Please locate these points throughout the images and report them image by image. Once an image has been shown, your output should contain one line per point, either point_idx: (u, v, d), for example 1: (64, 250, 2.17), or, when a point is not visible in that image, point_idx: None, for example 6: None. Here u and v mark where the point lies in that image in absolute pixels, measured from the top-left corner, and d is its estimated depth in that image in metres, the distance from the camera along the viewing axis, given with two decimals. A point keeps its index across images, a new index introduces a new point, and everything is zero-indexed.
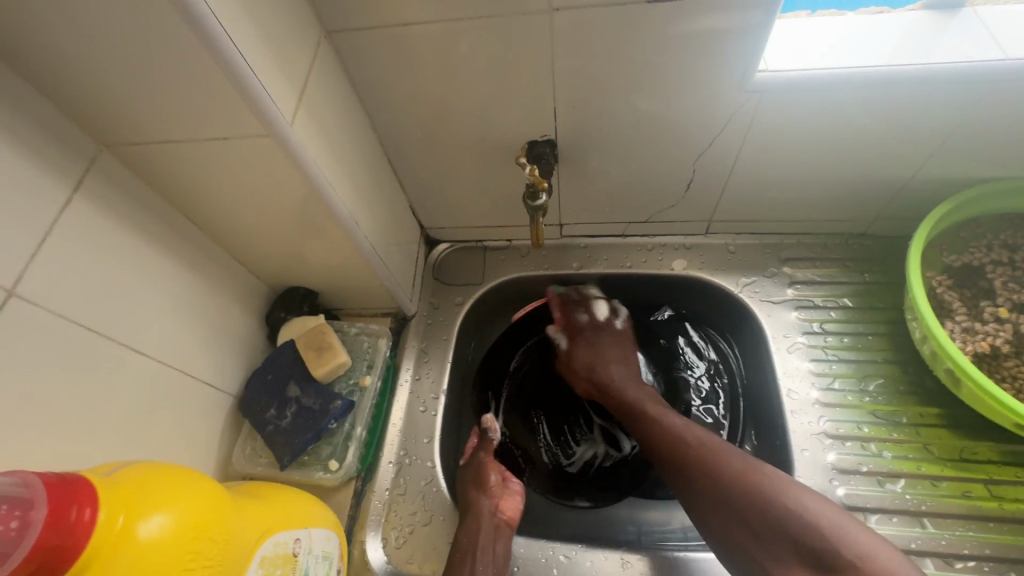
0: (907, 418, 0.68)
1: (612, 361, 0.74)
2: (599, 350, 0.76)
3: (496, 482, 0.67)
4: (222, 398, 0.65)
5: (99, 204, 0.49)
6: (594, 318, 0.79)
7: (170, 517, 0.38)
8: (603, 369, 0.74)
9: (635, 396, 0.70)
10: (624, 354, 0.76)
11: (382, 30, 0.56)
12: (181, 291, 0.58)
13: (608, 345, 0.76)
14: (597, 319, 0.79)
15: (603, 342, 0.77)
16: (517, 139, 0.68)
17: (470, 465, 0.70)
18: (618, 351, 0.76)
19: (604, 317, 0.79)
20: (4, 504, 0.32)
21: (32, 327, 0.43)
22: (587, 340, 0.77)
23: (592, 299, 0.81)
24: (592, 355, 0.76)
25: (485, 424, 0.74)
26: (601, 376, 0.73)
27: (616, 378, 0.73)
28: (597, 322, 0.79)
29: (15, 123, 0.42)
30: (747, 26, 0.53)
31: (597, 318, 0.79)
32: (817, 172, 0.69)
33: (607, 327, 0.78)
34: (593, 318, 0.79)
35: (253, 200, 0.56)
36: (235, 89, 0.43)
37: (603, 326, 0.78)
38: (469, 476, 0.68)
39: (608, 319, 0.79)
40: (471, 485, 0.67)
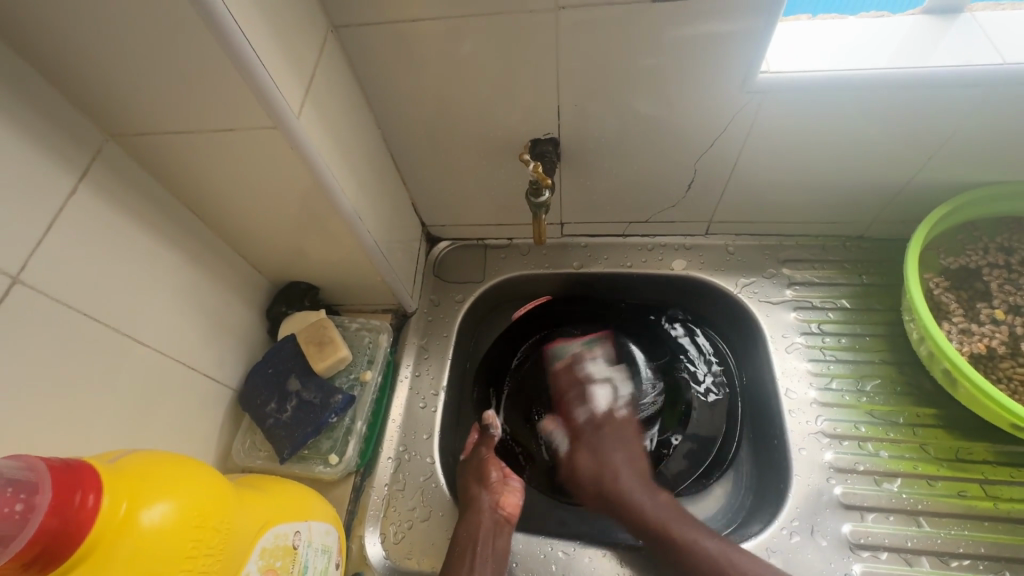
0: (904, 418, 0.69)
1: (620, 463, 0.69)
2: (607, 452, 0.70)
3: (496, 478, 0.67)
4: (223, 391, 0.65)
5: (105, 194, 0.49)
6: (594, 410, 0.74)
7: (173, 505, 0.38)
8: (614, 475, 0.68)
9: (648, 508, 0.64)
10: (632, 453, 0.70)
11: (389, 25, 0.56)
12: (184, 283, 0.59)
13: (615, 443, 0.71)
14: (593, 413, 0.74)
15: (609, 439, 0.71)
16: (520, 137, 0.69)
17: (470, 461, 0.70)
18: (623, 452, 0.70)
19: (604, 406, 0.75)
20: (9, 487, 0.33)
21: (35, 314, 0.43)
22: (590, 438, 0.72)
23: (589, 386, 0.76)
24: (598, 456, 0.70)
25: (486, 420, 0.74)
26: (607, 481, 0.67)
27: (625, 486, 0.67)
28: (593, 417, 0.74)
29: (22, 111, 0.42)
30: (750, 28, 0.54)
31: (592, 412, 0.74)
32: (816, 174, 0.70)
33: (609, 422, 0.73)
34: (591, 410, 0.74)
35: (258, 194, 0.56)
36: (244, 80, 0.43)
37: (603, 420, 0.73)
38: (470, 472, 0.68)
39: (604, 411, 0.74)
40: (472, 481, 0.67)
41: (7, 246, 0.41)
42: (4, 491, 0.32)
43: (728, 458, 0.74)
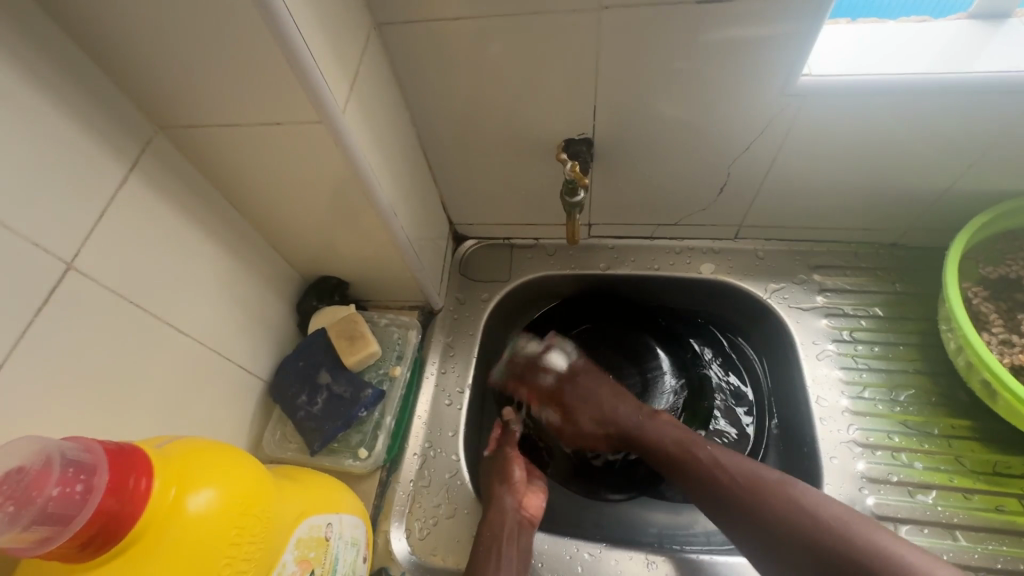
0: (938, 429, 0.67)
1: (606, 396, 0.73)
2: (588, 397, 0.73)
3: (519, 478, 0.67)
4: (255, 383, 0.65)
5: (152, 184, 0.50)
6: (557, 375, 0.77)
7: (217, 492, 0.38)
8: (610, 410, 0.72)
9: (655, 431, 0.68)
10: (614, 386, 0.74)
11: (431, 23, 0.57)
12: (221, 274, 0.59)
13: (592, 385, 0.74)
14: (563, 370, 0.77)
15: (582, 386, 0.75)
16: (554, 137, 0.69)
17: (495, 457, 0.71)
18: (607, 387, 0.74)
19: (563, 363, 0.78)
20: (70, 467, 0.33)
21: (85, 300, 0.44)
22: (570, 395, 0.75)
23: (541, 356, 0.79)
24: (585, 404, 0.73)
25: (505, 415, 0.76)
26: (603, 417, 0.72)
27: (623, 419, 0.71)
28: (563, 374, 0.77)
29: (79, 101, 0.43)
30: (795, 30, 0.53)
31: (559, 372, 0.77)
32: (852, 180, 0.69)
33: (577, 372, 0.76)
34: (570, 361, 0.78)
35: (297, 188, 0.57)
36: (295, 74, 0.43)
37: (574, 371, 0.76)
38: (492, 470, 0.69)
39: (572, 364, 0.77)
40: (495, 479, 0.67)
41: (61, 233, 0.42)
42: (66, 470, 0.33)
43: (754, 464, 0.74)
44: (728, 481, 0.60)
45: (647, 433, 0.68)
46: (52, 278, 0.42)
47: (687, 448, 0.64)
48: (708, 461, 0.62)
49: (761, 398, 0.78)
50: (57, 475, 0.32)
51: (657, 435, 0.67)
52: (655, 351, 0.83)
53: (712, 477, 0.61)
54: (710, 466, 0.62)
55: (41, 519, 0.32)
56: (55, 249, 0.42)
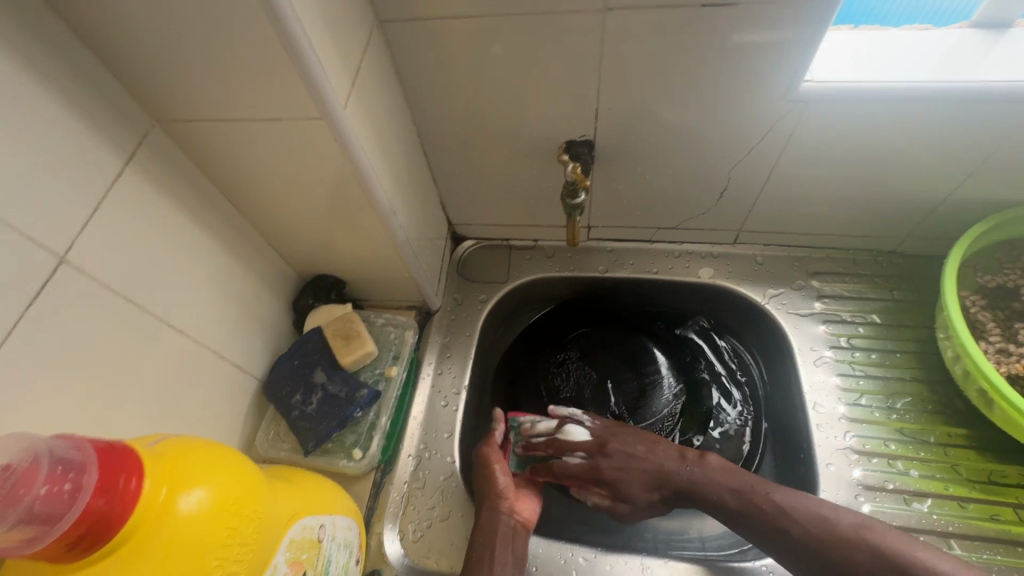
0: (934, 437, 0.67)
1: (646, 455, 0.66)
2: (630, 467, 0.65)
3: (508, 484, 0.65)
4: (249, 381, 0.65)
5: (148, 178, 0.49)
6: (583, 452, 0.68)
7: (209, 492, 0.37)
8: (655, 468, 0.65)
9: (712, 483, 0.62)
10: (644, 439, 0.68)
11: (434, 21, 0.56)
12: (217, 270, 0.59)
13: (626, 450, 0.67)
14: (589, 443, 0.68)
15: (616, 454, 0.66)
16: (555, 138, 0.68)
17: (477, 462, 0.69)
18: (645, 445, 0.67)
19: (583, 434, 0.69)
20: (59, 465, 0.32)
21: (78, 295, 0.44)
22: (610, 469, 0.66)
23: (555, 433, 0.70)
24: (628, 474, 0.65)
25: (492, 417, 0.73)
26: (652, 480, 0.65)
27: (672, 475, 0.65)
28: (592, 449, 0.68)
29: (76, 92, 0.43)
30: (800, 35, 0.53)
31: (586, 446, 0.68)
32: (852, 187, 0.69)
33: (604, 438, 0.68)
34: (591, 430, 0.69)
35: (295, 185, 0.56)
36: (296, 69, 0.43)
37: (599, 437, 0.68)
38: (479, 479, 0.67)
39: (594, 432, 0.69)
40: (482, 486, 0.66)
41: (54, 226, 0.41)
42: (54, 468, 0.32)
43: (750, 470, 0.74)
44: (812, 541, 0.56)
45: (702, 484, 0.63)
46: (45, 272, 0.41)
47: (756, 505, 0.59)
48: (782, 515, 0.58)
49: (759, 402, 0.78)
50: (44, 474, 0.32)
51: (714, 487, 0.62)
52: (653, 353, 0.82)
53: (793, 534, 0.56)
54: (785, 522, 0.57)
55: (26, 519, 0.31)
56: (48, 242, 0.41)
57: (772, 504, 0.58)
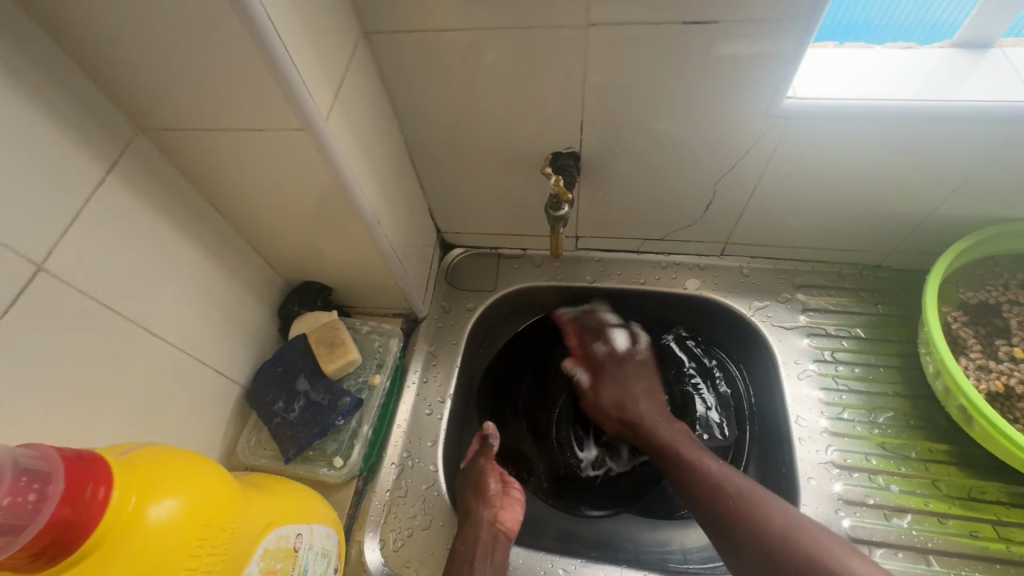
0: (915, 452, 0.68)
1: (641, 398, 0.75)
2: (625, 383, 0.77)
3: (496, 490, 0.66)
4: (232, 387, 0.65)
5: (131, 186, 0.49)
6: (614, 348, 0.81)
7: (180, 500, 0.38)
8: (633, 405, 0.74)
9: (662, 436, 0.69)
10: (652, 388, 0.77)
11: (420, 34, 0.57)
12: (201, 277, 0.59)
13: (633, 376, 0.78)
14: (621, 351, 0.81)
15: (628, 372, 0.78)
16: (542, 150, 0.69)
17: (470, 472, 0.69)
18: (643, 385, 0.77)
19: (623, 347, 0.81)
20: (23, 475, 0.32)
21: (56, 302, 0.44)
22: (611, 371, 0.79)
23: (610, 329, 0.83)
24: (619, 387, 0.77)
25: (485, 429, 0.73)
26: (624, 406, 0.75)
27: (643, 416, 0.73)
28: (619, 354, 0.81)
29: (59, 101, 0.43)
30: (781, 53, 0.54)
31: (615, 349, 0.81)
32: (836, 202, 0.70)
33: (628, 360, 0.80)
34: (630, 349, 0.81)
35: (279, 193, 0.57)
36: (277, 81, 0.43)
37: (623, 356, 0.80)
38: (468, 484, 0.67)
39: (631, 351, 0.81)
40: (470, 492, 0.66)
41: (32, 234, 0.42)
42: (18, 479, 0.32)
43: None
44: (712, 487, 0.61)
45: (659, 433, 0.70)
46: (22, 280, 0.41)
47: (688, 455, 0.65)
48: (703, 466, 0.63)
49: (744, 415, 0.78)
50: (7, 484, 0.32)
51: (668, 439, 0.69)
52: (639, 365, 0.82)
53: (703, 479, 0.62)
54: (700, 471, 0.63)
55: None
56: (26, 250, 0.41)
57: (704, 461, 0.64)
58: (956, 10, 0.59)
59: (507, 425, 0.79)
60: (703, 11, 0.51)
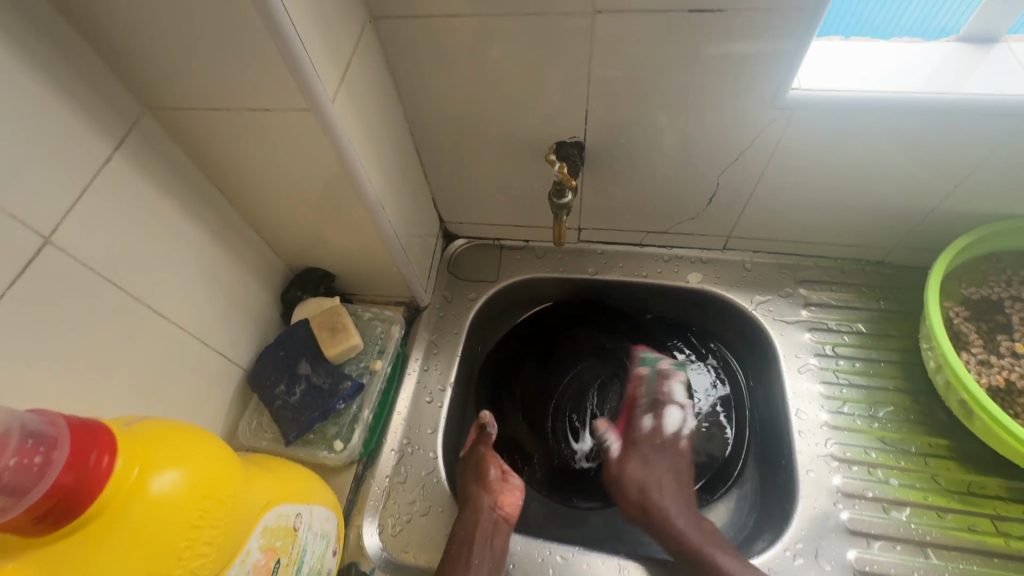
0: (915, 446, 0.68)
1: (663, 476, 0.70)
2: (654, 467, 0.71)
3: (496, 476, 0.66)
4: (234, 370, 0.65)
5: (138, 165, 0.50)
6: (661, 427, 0.75)
7: (183, 474, 0.38)
8: (656, 494, 0.68)
9: (682, 531, 0.65)
10: (676, 466, 0.72)
11: (427, 21, 0.57)
12: (205, 259, 0.59)
13: (664, 459, 0.72)
14: (667, 432, 0.74)
15: (660, 454, 0.72)
16: (546, 140, 0.69)
17: (469, 460, 0.70)
18: (670, 469, 0.71)
19: (672, 430, 0.75)
20: (29, 438, 0.33)
21: (61, 276, 0.44)
22: (642, 449, 0.73)
23: (668, 403, 0.76)
24: (647, 471, 0.70)
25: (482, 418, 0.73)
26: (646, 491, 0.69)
27: (665, 505, 0.68)
28: (661, 433, 0.74)
29: (68, 77, 0.43)
30: (787, 43, 0.54)
31: (662, 428, 0.74)
32: (840, 196, 0.70)
33: (665, 442, 0.73)
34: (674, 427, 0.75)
35: (284, 176, 0.57)
36: (284, 61, 0.44)
37: (669, 440, 0.74)
38: (469, 471, 0.68)
39: (671, 434, 0.74)
40: (471, 479, 0.66)
41: (40, 207, 0.42)
42: (24, 441, 0.33)
43: (731, 475, 0.74)
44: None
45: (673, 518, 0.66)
46: (29, 252, 0.42)
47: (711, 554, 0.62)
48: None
49: (745, 408, 0.78)
50: (14, 446, 0.32)
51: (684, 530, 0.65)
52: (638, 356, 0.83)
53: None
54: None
55: None
56: (34, 223, 0.42)
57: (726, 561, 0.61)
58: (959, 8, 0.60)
59: (507, 414, 0.79)
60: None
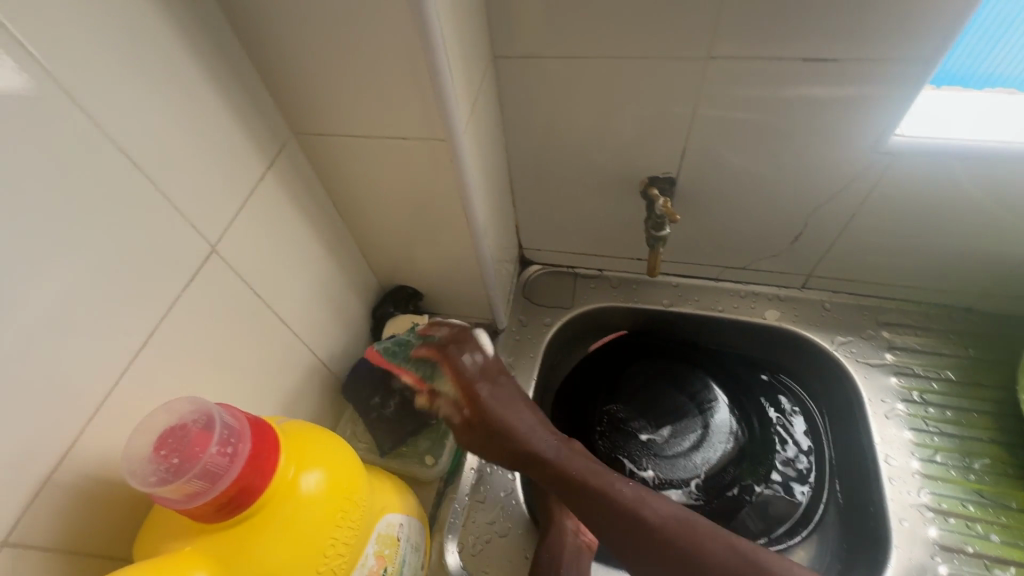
0: (1016, 502, 0.65)
1: (520, 424, 0.61)
2: (499, 423, 0.60)
3: None
4: (332, 380, 0.68)
5: (282, 183, 0.54)
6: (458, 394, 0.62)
7: (325, 474, 0.40)
8: (522, 440, 0.60)
9: (571, 467, 0.58)
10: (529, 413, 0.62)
11: (543, 61, 0.61)
12: (319, 272, 0.63)
13: (499, 408, 0.61)
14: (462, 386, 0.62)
15: (491, 410, 0.61)
16: (639, 174, 0.72)
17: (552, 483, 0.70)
18: (524, 416, 0.61)
19: (472, 377, 0.62)
20: (223, 429, 0.36)
21: (218, 281, 0.48)
22: (482, 420, 0.61)
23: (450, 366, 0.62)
24: (498, 432, 0.60)
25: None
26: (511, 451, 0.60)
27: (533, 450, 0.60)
28: (466, 392, 0.62)
29: (242, 103, 0.48)
30: (899, 84, 0.55)
31: (461, 388, 0.62)
32: (932, 241, 0.70)
33: (486, 392, 0.61)
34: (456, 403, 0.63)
35: (400, 197, 0.61)
36: (435, 93, 0.48)
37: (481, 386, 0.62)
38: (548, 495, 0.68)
39: (474, 376, 0.62)
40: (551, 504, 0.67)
41: (211, 219, 0.46)
42: (221, 433, 0.36)
43: (812, 518, 0.72)
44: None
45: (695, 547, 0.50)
46: (198, 258, 0.46)
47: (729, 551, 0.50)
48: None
49: (826, 451, 0.76)
50: (216, 437, 0.35)
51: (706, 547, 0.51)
52: (711, 386, 0.82)
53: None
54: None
55: (197, 474, 0.34)
56: (205, 232, 0.46)
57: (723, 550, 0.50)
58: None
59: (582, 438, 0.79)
60: (823, 48, 0.54)
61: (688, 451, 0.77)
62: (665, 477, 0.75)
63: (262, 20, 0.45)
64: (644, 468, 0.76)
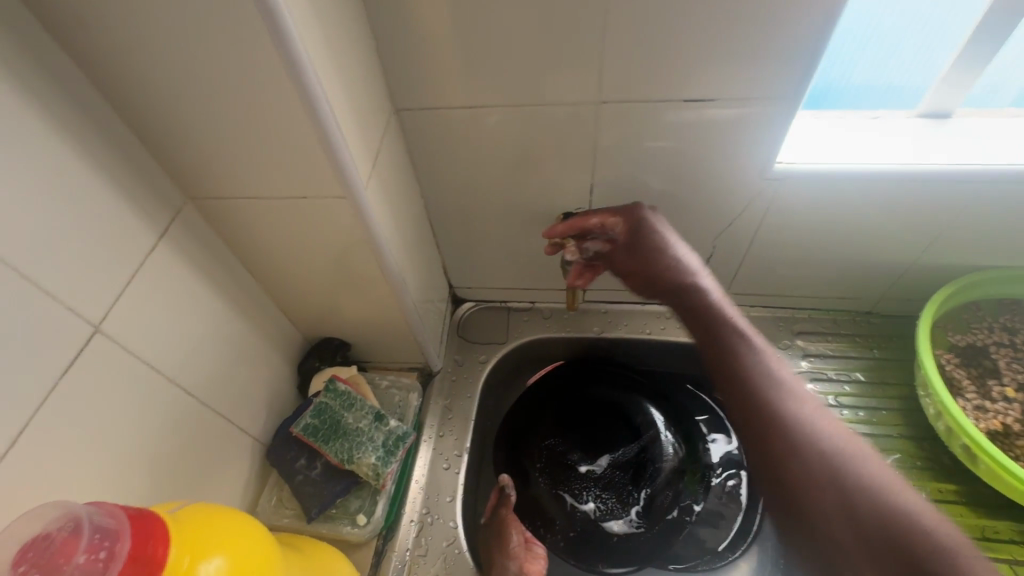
0: (926, 493, 0.70)
1: (671, 253, 0.66)
2: (649, 253, 0.67)
3: (518, 544, 0.67)
4: (253, 445, 0.65)
5: (178, 252, 0.53)
6: (604, 242, 0.70)
7: (227, 561, 0.39)
8: (661, 261, 0.67)
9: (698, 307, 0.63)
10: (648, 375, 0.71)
11: (444, 112, 0.63)
12: (231, 335, 0.61)
13: (648, 246, 0.67)
14: (613, 238, 0.69)
15: (637, 241, 0.68)
16: (553, 211, 0.74)
17: (492, 524, 0.70)
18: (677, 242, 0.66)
19: (617, 231, 0.68)
20: (96, 533, 0.34)
21: (104, 362, 0.47)
22: (632, 252, 0.69)
23: (589, 240, 0.70)
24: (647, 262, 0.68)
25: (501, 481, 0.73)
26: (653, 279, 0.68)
27: (660, 271, 0.67)
28: (613, 239, 0.69)
29: (124, 178, 0.48)
30: (771, 116, 0.60)
31: (607, 241, 0.70)
32: (827, 254, 0.75)
33: (626, 236, 0.68)
34: (603, 242, 0.70)
35: (310, 253, 0.60)
36: (326, 154, 0.48)
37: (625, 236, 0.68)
38: (492, 540, 0.68)
39: (617, 231, 0.68)
40: (494, 547, 0.67)
41: (91, 299, 0.45)
42: (92, 537, 0.34)
43: (749, 530, 0.75)
44: (893, 523, 0.42)
45: (809, 444, 0.48)
46: (79, 342, 0.44)
47: (829, 444, 0.48)
48: (889, 494, 0.44)
49: None
50: (85, 542, 0.33)
51: (817, 440, 0.48)
52: (648, 409, 0.82)
53: (899, 538, 0.42)
54: (856, 499, 0.44)
55: None
56: (86, 313, 0.45)
57: (832, 439, 0.48)
58: (925, 72, 0.65)
59: (525, 476, 0.78)
60: (699, 90, 0.58)
61: (630, 478, 0.78)
62: (607, 507, 0.76)
63: (137, 96, 0.45)
64: (586, 501, 0.76)
